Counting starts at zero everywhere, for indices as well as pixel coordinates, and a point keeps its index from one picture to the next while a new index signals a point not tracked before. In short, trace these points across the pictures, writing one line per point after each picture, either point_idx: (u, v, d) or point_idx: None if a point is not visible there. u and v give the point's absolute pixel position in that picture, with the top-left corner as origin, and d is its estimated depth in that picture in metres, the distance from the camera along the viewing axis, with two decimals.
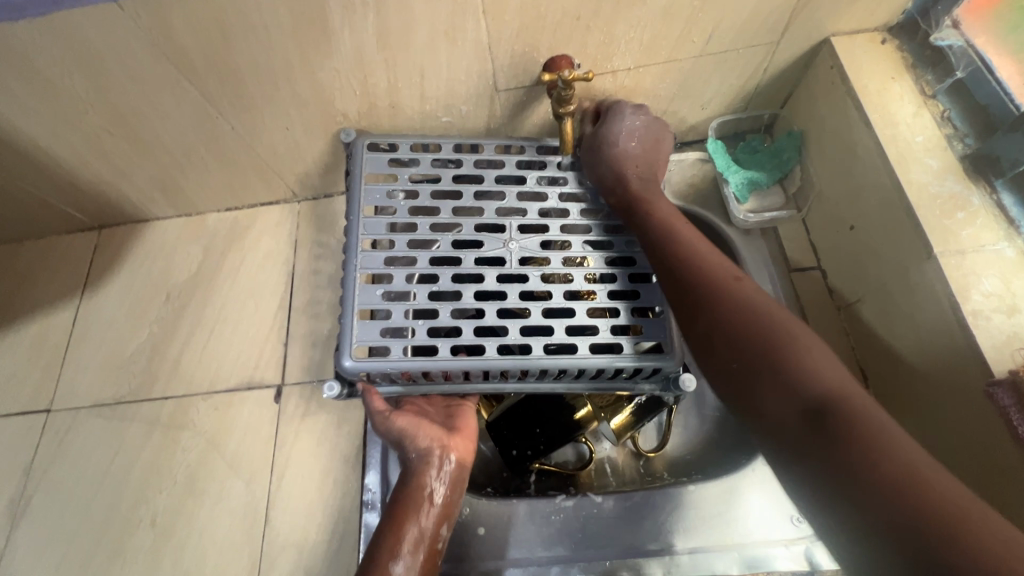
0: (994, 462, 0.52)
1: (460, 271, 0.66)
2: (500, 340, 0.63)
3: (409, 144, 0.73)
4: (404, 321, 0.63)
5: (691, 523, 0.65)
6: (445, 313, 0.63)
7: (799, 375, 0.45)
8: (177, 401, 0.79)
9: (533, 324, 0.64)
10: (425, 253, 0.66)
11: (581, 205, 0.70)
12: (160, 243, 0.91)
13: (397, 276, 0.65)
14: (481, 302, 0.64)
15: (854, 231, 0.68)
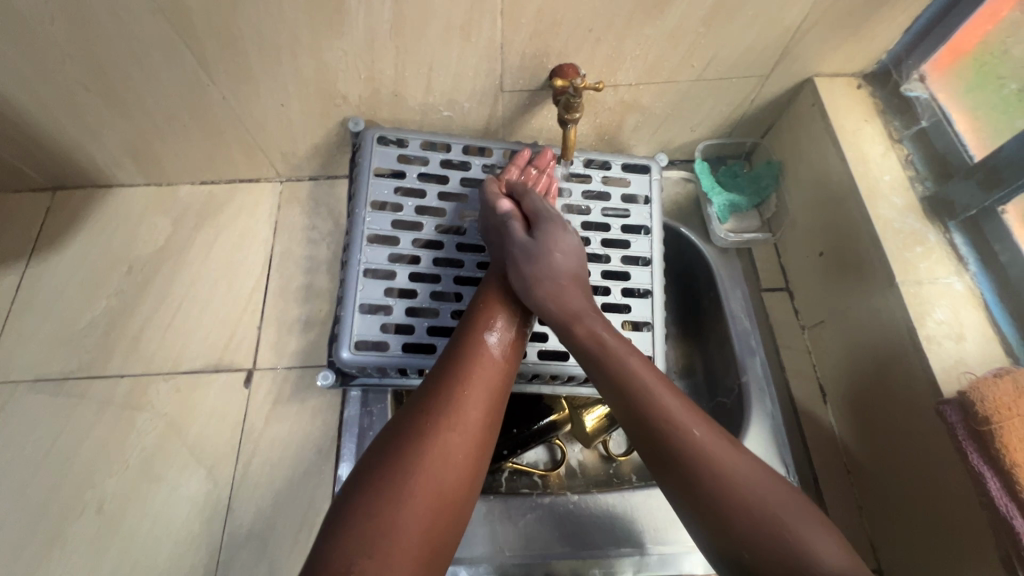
0: (936, 473, 0.57)
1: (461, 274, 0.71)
2: None
3: (417, 142, 0.76)
4: (406, 317, 0.68)
5: (661, 525, 0.67)
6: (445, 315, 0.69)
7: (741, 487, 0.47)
8: (134, 380, 0.74)
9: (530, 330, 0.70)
10: (429, 253, 0.71)
11: (582, 218, 0.75)
12: (125, 211, 0.86)
13: (400, 274, 0.70)
14: None
15: (822, 257, 0.73)
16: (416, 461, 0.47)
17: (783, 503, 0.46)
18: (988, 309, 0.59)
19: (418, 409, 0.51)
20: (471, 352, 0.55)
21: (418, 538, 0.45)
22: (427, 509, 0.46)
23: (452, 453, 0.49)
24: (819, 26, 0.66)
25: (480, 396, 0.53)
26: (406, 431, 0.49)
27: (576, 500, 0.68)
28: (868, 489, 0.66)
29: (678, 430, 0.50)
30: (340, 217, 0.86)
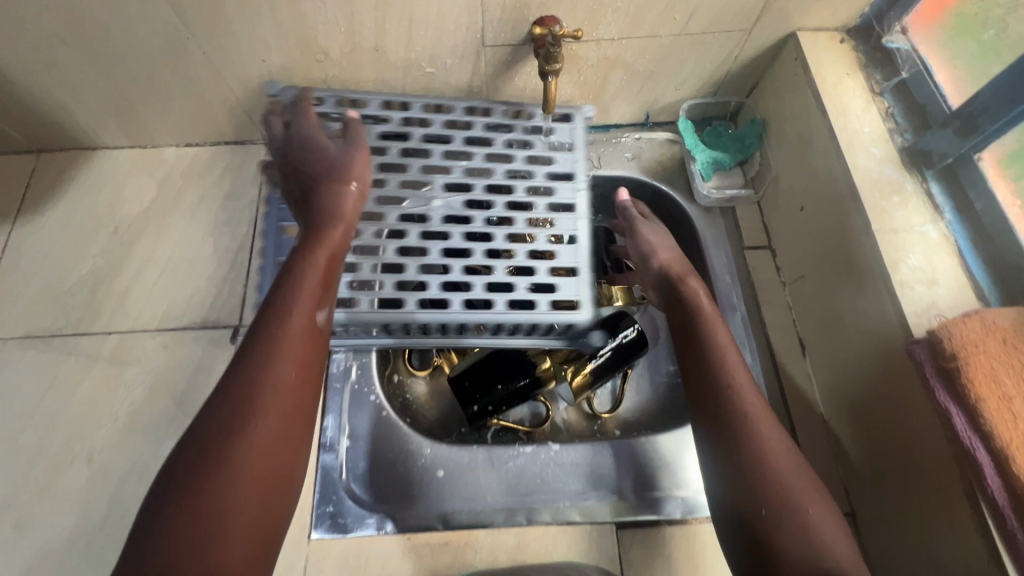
0: (905, 417, 0.58)
1: (427, 228, 0.69)
2: (461, 296, 0.66)
3: (378, 102, 0.75)
4: (372, 273, 0.66)
5: (640, 472, 0.68)
6: (412, 269, 0.67)
7: (768, 471, 0.52)
8: (121, 337, 0.75)
9: (496, 280, 0.68)
10: (393, 209, 0.69)
11: (547, 167, 0.74)
12: (110, 173, 0.86)
13: (364, 231, 0.68)
14: (446, 259, 0.68)
15: (802, 212, 0.74)
16: (220, 449, 0.43)
17: (804, 477, 0.51)
18: (962, 257, 0.60)
19: (234, 388, 0.46)
20: (274, 317, 0.50)
21: (243, 525, 0.43)
22: (249, 493, 0.43)
23: (259, 437, 0.45)
24: None
25: (288, 366, 0.49)
26: (220, 414, 0.45)
27: (556, 450, 0.68)
28: (843, 436, 0.68)
29: (747, 405, 0.55)
30: None
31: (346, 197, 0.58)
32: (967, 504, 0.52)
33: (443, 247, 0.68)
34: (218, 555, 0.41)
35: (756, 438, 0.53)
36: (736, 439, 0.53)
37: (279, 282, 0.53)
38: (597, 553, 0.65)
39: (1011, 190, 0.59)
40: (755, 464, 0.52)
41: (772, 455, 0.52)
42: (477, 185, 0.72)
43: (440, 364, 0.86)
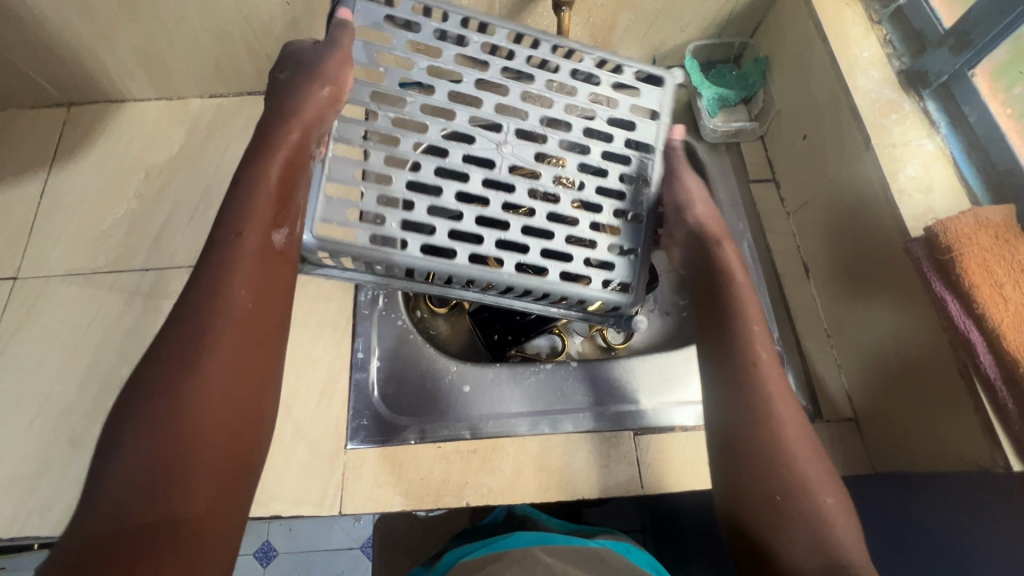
0: (903, 316, 0.62)
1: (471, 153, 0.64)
2: (495, 237, 0.63)
3: (457, 15, 0.64)
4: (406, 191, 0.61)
5: (654, 384, 0.72)
6: (450, 196, 0.62)
7: (772, 431, 0.52)
8: (159, 273, 0.79)
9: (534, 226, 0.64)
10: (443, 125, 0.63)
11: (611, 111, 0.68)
12: (139, 124, 0.90)
13: (405, 141, 0.62)
14: (486, 191, 0.63)
15: (805, 140, 0.77)
16: (167, 385, 0.42)
17: (806, 448, 0.52)
18: (957, 167, 0.64)
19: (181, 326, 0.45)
20: (232, 248, 0.49)
21: (218, 459, 0.42)
22: (208, 433, 0.42)
23: (214, 380, 0.43)
24: None
25: (233, 308, 0.46)
26: (166, 354, 0.44)
27: (575, 365, 0.73)
28: (847, 348, 0.72)
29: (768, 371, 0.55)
30: None
31: (315, 94, 0.58)
32: (963, 384, 0.55)
33: (487, 176, 0.64)
34: (184, 485, 0.39)
35: (771, 399, 0.53)
36: (749, 419, 0.53)
37: (224, 209, 0.51)
38: (615, 461, 0.68)
39: (1002, 102, 0.62)
40: (770, 443, 0.51)
41: (787, 437, 0.52)
42: (531, 116, 0.66)
43: (459, 302, 0.90)
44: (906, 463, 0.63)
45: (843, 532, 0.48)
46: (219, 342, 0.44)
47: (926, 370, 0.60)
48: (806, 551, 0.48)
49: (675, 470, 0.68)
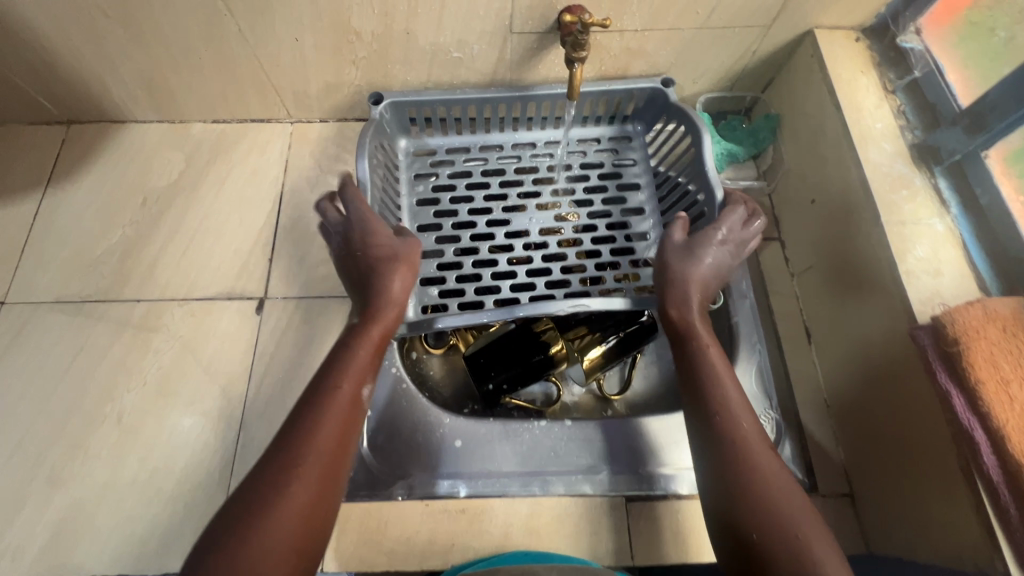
0: (908, 400, 0.61)
1: (512, 255, 0.77)
2: (541, 253, 0.77)
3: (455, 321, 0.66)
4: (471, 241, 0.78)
5: (649, 449, 0.70)
6: (485, 248, 0.77)
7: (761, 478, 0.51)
8: (150, 304, 0.77)
9: (550, 253, 0.78)
10: (488, 269, 0.76)
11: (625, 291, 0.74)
12: (139, 146, 0.88)
13: (465, 262, 0.77)
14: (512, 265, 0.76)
15: (814, 205, 0.77)
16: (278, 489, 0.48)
17: (780, 476, 0.51)
18: (966, 250, 0.63)
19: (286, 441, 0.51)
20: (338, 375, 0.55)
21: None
22: (285, 546, 0.45)
23: (303, 493, 0.47)
24: None
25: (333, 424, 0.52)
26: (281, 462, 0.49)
27: (569, 424, 0.71)
28: (847, 421, 0.70)
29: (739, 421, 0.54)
30: (347, 159, 0.88)
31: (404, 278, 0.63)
32: (964, 481, 0.54)
33: (510, 255, 0.76)
34: None
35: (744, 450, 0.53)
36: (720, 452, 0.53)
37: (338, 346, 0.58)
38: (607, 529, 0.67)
39: (1014, 187, 0.61)
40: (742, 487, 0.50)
41: (759, 467, 0.51)
42: (539, 284, 0.75)
43: (455, 343, 0.88)
44: (900, 547, 0.62)
45: (824, 557, 0.46)
46: (314, 459, 0.49)
47: (924, 457, 0.59)
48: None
49: (667, 540, 0.67)
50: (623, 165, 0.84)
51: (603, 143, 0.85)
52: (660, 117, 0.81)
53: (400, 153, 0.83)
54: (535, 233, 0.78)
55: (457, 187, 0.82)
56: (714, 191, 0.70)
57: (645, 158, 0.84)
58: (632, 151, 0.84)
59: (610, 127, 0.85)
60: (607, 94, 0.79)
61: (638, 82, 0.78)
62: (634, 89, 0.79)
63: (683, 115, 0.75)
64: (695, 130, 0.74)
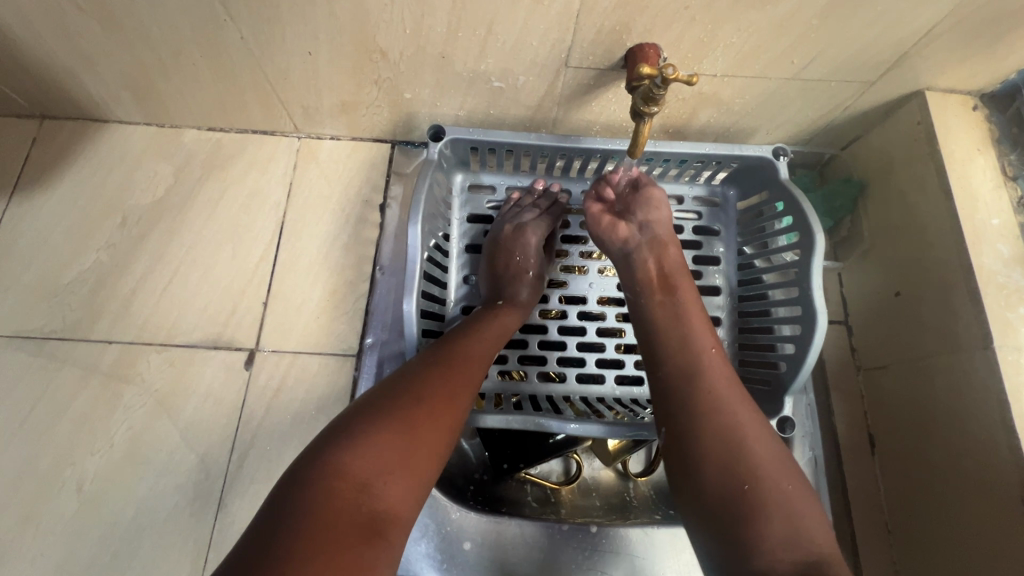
0: (996, 564, 0.53)
1: (564, 324, 0.72)
2: (597, 325, 0.71)
3: (505, 420, 0.62)
4: None
5: (684, 568, 0.63)
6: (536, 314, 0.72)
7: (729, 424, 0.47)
8: (123, 348, 0.67)
9: (608, 327, 0.72)
10: (537, 338, 0.71)
11: None
12: (121, 153, 0.76)
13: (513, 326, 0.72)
14: (564, 337, 0.71)
15: (897, 298, 0.66)
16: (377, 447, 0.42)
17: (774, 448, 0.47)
18: None
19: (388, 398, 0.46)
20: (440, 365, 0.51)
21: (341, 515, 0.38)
22: (351, 483, 0.40)
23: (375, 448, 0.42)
24: (953, 32, 0.56)
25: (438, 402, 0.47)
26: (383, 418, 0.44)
27: (594, 530, 0.64)
28: (912, 556, 0.61)
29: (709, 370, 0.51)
30: (360, 187, 0.77)
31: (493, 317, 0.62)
32: None
33: (563, 324, 0.71)
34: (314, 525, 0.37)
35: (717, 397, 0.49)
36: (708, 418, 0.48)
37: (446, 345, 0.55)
38: None
39: None
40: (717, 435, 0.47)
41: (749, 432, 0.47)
42: (588, 363, 0.70)
43: None
44: None
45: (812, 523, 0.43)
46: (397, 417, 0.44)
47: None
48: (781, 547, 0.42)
49: None
50: (704, 230, 0.75)
51: (687, 205, 0.76)
52: (760, 189, 0.71)
53: (456, 191, 0.75)
54: (595, 301, 0.72)
55: None
56: (816, 300, 0.61)
57: (733, 229, 0.75)
58: (719, 218, 0.75)
59: (699, 187, 0.76)
60: (706, 155, 0.68)
61: (747, 149, 0.67)
62: (739, 156, 0.68)
63: (790, 195, 0.66)
64: (802, 218, 0.64)
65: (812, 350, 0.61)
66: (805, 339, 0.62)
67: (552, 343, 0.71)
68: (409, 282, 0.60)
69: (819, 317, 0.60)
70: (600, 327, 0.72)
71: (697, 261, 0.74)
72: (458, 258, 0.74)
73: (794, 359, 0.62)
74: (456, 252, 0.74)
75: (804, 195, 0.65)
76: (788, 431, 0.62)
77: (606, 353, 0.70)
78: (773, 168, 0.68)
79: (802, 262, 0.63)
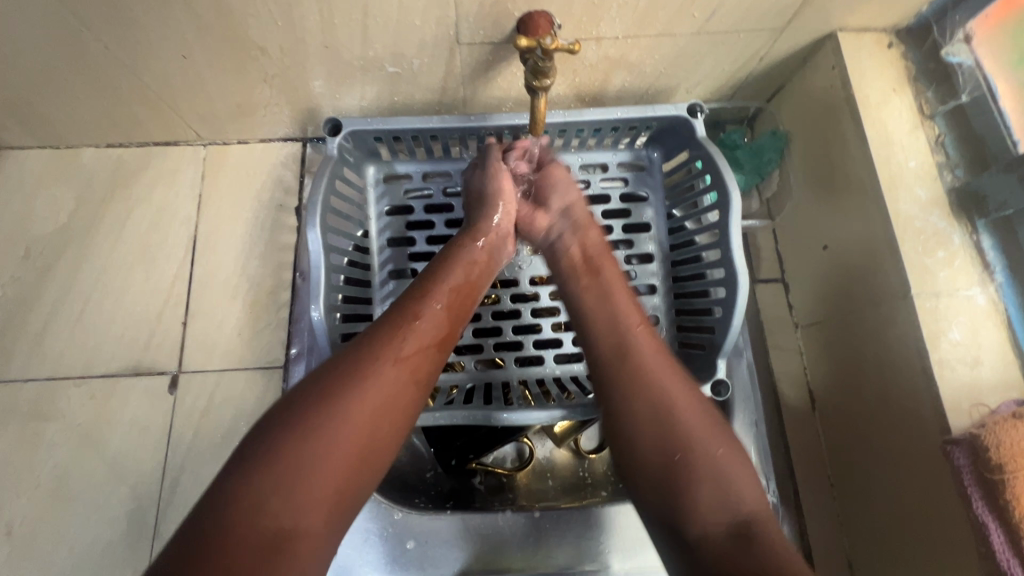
0: (924, 511, 0.53)
1: (497, 310, 0.71)
2: (531, 306, 0.70)
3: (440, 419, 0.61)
4: None
5: (630, 544, 0.62)
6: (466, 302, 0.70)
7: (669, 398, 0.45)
8: (40, 385, 0.65)
9: (541, 307, 0.71)
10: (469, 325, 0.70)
11: None
12: (17, 181, 0.72)
13: None
14: (497, 322, 0.70)
15: (826, 251, 0.65)
16: (261, 515, 0.36)
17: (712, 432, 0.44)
18: (1011, 328, 0.52)
19: (275, 439, 0.39)
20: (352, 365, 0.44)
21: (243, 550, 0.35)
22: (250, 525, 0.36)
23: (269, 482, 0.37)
24: None
25: (354, 440, 0.40)
26: (266, 474, 0.37)
27: (539, 515, 0.63)
28: (852, 506, 0.62)
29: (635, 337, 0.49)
30: (273, 191, 0.74)
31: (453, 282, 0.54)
32: None
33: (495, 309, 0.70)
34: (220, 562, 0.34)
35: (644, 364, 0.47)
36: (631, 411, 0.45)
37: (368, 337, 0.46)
38: None
39: None
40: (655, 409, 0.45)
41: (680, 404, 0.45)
42: (525, 345, 0.70)
43: None
44: None
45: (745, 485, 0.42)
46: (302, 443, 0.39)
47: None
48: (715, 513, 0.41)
49: None
50: (632, 198, 0.73)
51: (612, 172, 0.73)
52: (682, 148, 0.68)
53: (370, 183, 0.71)
54: (527, 283, 0.72)
55: (437, 223, 0.71)
56: (735, 263, 0.60)
57: (660, 192, 0.72)
58: (646, 182, 0.72)
59: (623, 152, 0.73)
60: (619, 120, 0.65)
61: (660, 109, 0.64)
62: (653, 118, 0.65)
63: (707, 154, 0.63)
64: (719, 178, 0.62)
65: (738, 312, 0.60)
66: (729, 301, 0.60)
67: (489, 329, 0.70)
68: (314, 288, 0.58)
69: (739, 278, 0.60)
70: (534, 309, 0.71)
71: (627, 230, 0.72)
72: (381, 253, 0.70)
73: (723, 322, 0.61)
74: (377, 248, 0.70)
75: (721, 154, 0.63)
76: (721, 394, 0.60)
77: (541, 335, 0.70)
78: (691, 126, 0.65)
79: (722, 223, 0.62)
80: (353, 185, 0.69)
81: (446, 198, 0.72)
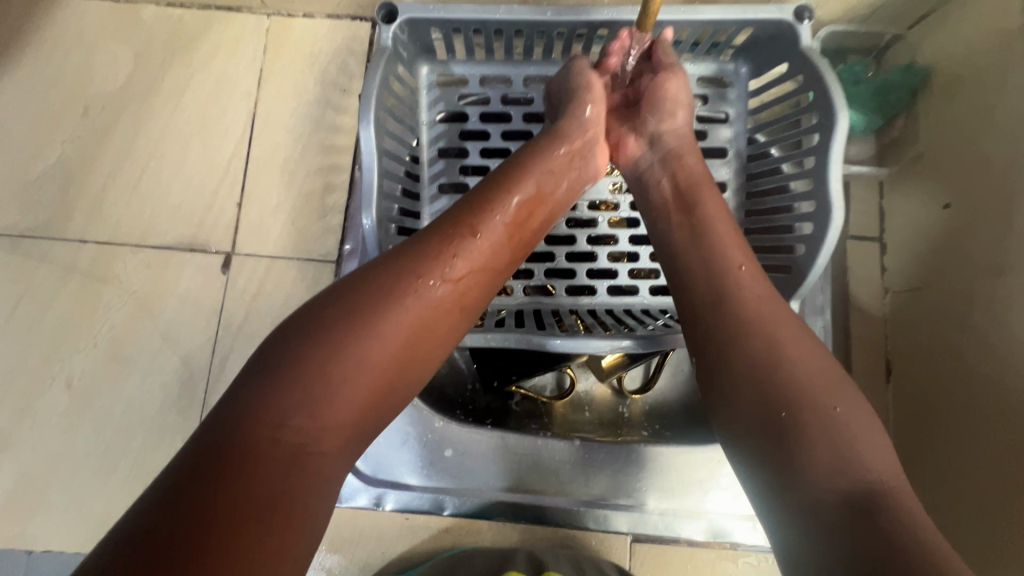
0: (996, 507, 0.49)
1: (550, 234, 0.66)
2: (587, 233, 0.65)
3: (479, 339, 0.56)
4: None
5: (670, 487, 0.60)
6: None
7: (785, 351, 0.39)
8: (99, 247, 0.65)
9: (598, 234, 0.65)
10: None
11: None
12: (76, 34, 0.69)
13: None
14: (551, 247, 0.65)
15: (946, 211, 0.57)
16: (280, 430, 0.33)
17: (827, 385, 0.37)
18: None
19: (296, 347, 0.36)
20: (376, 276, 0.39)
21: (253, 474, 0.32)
22: (267, 441, 0.33)
23: (284, 402, 0.34)
24: None
25: (385, 343, 0.37)
26: (283, 387, 0.34)
27: (579, 444, 0.62)
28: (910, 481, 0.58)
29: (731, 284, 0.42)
30: (337, 75, 0.68)
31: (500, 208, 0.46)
32: None
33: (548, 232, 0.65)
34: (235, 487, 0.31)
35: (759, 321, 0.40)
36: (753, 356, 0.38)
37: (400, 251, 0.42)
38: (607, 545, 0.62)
39: None
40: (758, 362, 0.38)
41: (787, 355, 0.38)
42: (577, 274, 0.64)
43: None
44: None
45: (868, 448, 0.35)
46: (329, 353, 0.35)
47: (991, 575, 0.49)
48: (837, 479, 0.34)
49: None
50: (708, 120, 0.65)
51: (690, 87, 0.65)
52: (776, 62, 0.60)
53: (422, 85, 0.64)
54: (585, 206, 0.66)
55: (492, 134, 0.64)
56: (830, 193, 0.52)
57: (741, 115, 0.64)
58: (727, 101, 0.65)
59: (704, 66, 0.64)
60: (711, 23, 0.56)
61: (761, 12, 0.55)
62: (752, 22, 0.56)
63: (812, 67, 0.54)
64: (823, 94, 0.54)
65: (826, 249, 0.53)
66: (815, 238, 0.53)
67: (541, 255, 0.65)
68: (366, 192, 0.53)
69: (832, 211, 0.52)
70: (589, 236, 0.65)
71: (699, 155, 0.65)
72: (432, 164, 0.64)
73: (804, 258, 0.54)
74: (428, 160, 0.64)
75: (829, 68, 0.54)
76: None
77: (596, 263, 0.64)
78: (795, 32, 0.55)
79: (819, 149, 0.54)
80: (405, 85, 0.62)
81: (504, 106, 0.65)
